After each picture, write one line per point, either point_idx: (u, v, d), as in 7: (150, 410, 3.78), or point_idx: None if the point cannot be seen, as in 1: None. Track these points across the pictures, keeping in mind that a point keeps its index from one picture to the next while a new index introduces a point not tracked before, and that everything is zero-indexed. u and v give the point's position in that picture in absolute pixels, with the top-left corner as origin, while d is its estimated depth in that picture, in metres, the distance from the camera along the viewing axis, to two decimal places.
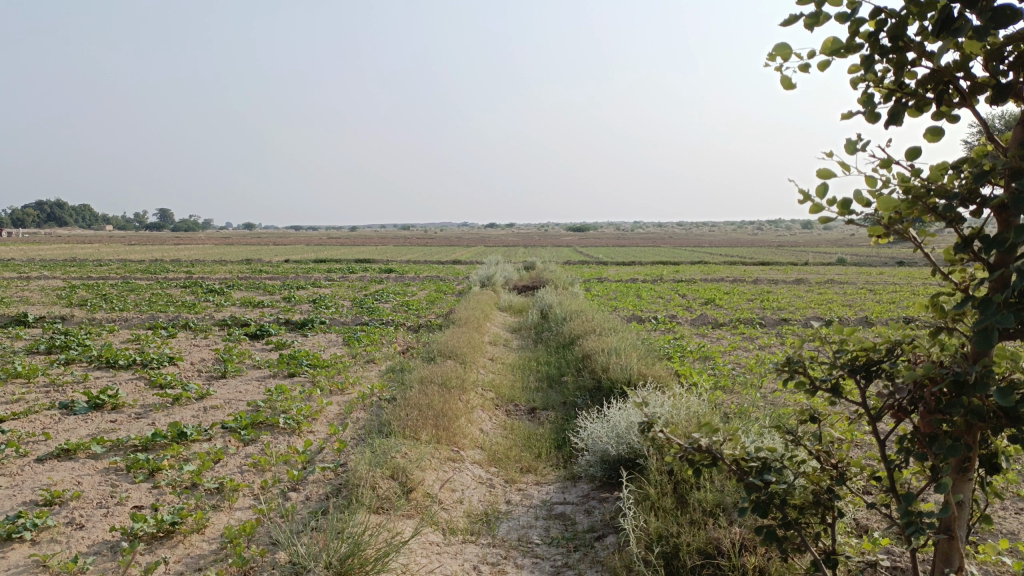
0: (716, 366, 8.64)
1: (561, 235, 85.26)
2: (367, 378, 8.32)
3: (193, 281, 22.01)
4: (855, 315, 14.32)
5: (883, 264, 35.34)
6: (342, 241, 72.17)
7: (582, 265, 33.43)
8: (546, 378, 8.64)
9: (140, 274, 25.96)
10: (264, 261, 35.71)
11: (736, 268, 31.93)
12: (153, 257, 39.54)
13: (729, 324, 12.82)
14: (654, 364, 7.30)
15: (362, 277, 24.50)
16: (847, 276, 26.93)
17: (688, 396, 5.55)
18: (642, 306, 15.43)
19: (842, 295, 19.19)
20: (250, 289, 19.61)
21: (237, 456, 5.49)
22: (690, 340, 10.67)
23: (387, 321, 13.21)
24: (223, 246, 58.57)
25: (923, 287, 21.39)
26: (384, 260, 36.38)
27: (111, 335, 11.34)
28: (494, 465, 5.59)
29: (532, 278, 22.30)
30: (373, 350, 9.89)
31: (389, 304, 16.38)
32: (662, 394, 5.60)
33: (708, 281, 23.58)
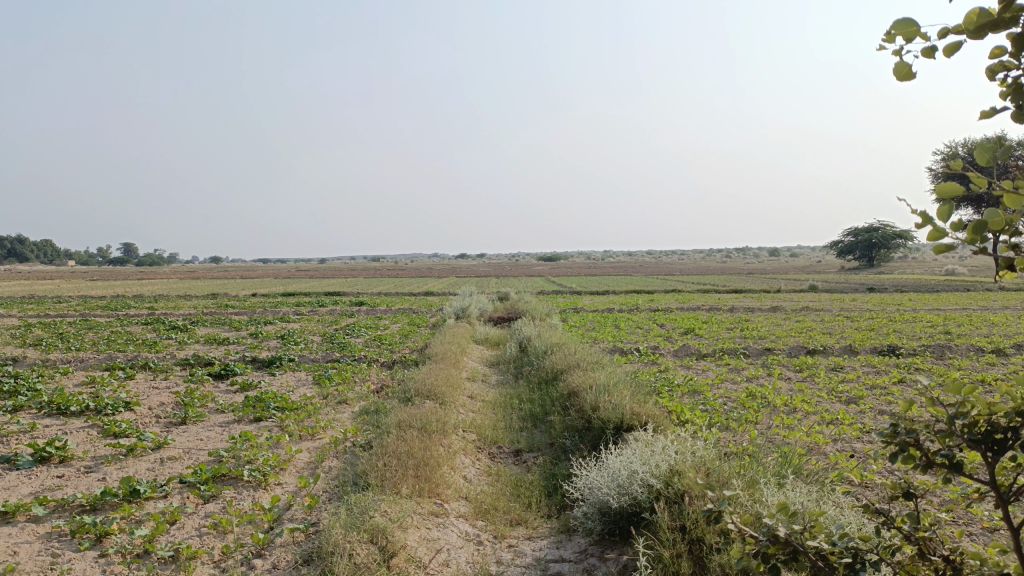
0: (706, 403, 8.29)
1: (533, 265, 85.12)
2: (339, 420, 7.81)
3: (156, 318, 21.23)
4: (838, 343, 14.11)
5: (853, 291, 35.61)
6: (312, 274, 71.19)
7: (556, 295, 33.14)
8: (530, 417, 8.19)
9: (100, 311, 25.04)
10: (232, 295, 34.87)
11: (710, 296, 31.87)
12: (116, 293, 38.42)
13: (712, 355, 12.51)
14: (645, 402, 6.91)
15: (333, 311, 23.88)
16: (821, 303, 26.96)
17: (690, 440, 5.14)
18: (622, 337, 15.07)
19: (820, 323, 19.05)
20: (215, 325, 18.92)
21: (196, 516, 4.96)
22: (676, 373, 10.33)
23: (360, 357, 12.67)
24: (189, 281, 57.37)
25: (899, 313, 21.36)
26: (355, 293, 35.74)
27: (65, 378, 10.66)
28: (481, 519, 5.12)
29: (507, 309, 21.86)
30: (345, 390, 9.38)
31: (361, 339, 15.84)
32: (661, 438, 5.20)
33: (684, 310, 23.36)
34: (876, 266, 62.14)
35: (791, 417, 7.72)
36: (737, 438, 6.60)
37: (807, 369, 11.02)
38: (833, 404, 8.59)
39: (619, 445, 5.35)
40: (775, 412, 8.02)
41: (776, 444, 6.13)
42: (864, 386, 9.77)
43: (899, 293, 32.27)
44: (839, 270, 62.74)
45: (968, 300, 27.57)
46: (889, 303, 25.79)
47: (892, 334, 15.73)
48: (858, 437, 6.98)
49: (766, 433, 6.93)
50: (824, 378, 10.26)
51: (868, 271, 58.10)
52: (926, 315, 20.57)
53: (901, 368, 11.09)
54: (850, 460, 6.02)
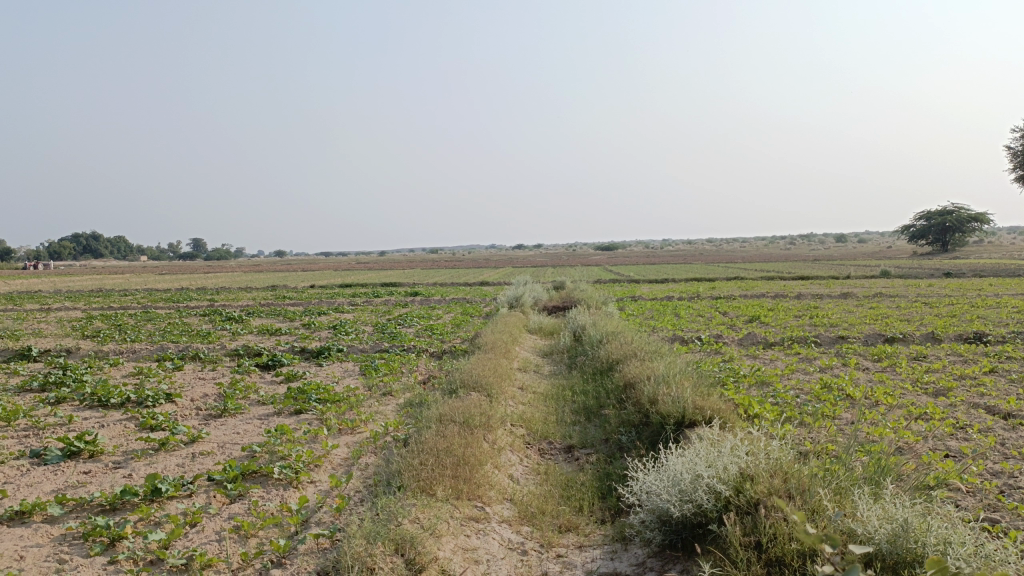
0: (777, 396, 7.62)
1: (592, 253, 84.03)
2: (382, 413, 7.42)
3: (213, 309, 21.35)
4: (918, 330, 13.16)
5: (928, 276, 33.89)
6: (369, 265, 71.75)
7: (614, 283, 32.37)
8: (583, 410, 7.67)
9: (162, 303, 25.43)
10: (291, 287, 35.15)
11: (774, 283, 30.77)
12: (182, 285, 39.32)
13: (780, 343, 11.75)
14: (710, 395, 6.31)
15: (387, 301, 23.68)
16: (895, 288, 25.64)
17: (763, 438, 4.54)
18: (682, 325, 14.37)
19: (895, 309, 17.92)
20: (270, 316, 18.88)
21: (218, 518, 4.60)
22: (741, 363, 9.66)
23: (409, 347, 12.32)
24: (252, 274, 58.43)
25: (981, 299, 20.02)
26: (411, 283, 35.75)
27: (114, 369, 10.58)
28: (527, 524, 4.61)
29: (563, 298, 21.31)
30: (391, 381, 8.99)
31: (412, 328, 15.54)
32: (730, 436, 4.61)
33: (747, 298, 22.45)
34: (951, 250, 59.41)
35: (873, 411, 7.01)
36: (813, 435, 5.97)
37: (885, 359, 10.19)
38: (918, 397, 7.83)
39: (681, 444, 4.78)
40: (854, 406, 7.32)
41: (859, 443, 5.48)
42: (952, 377, 8.94)
43: (979, 278, 30.45)
44: (910, 254, 60.16)
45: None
46: (969, 288, 24.32)
47: (977, 321, 14.65)
48: (951, 434, 6.25)
49: (846, 430, 6.27)
50: (905, 368, 9.46)
51: (942, 256, 55.51)
52: (1011, 300, 19.22)
53: (990, 357, 10.17)
54: (945, 460, 5.34)
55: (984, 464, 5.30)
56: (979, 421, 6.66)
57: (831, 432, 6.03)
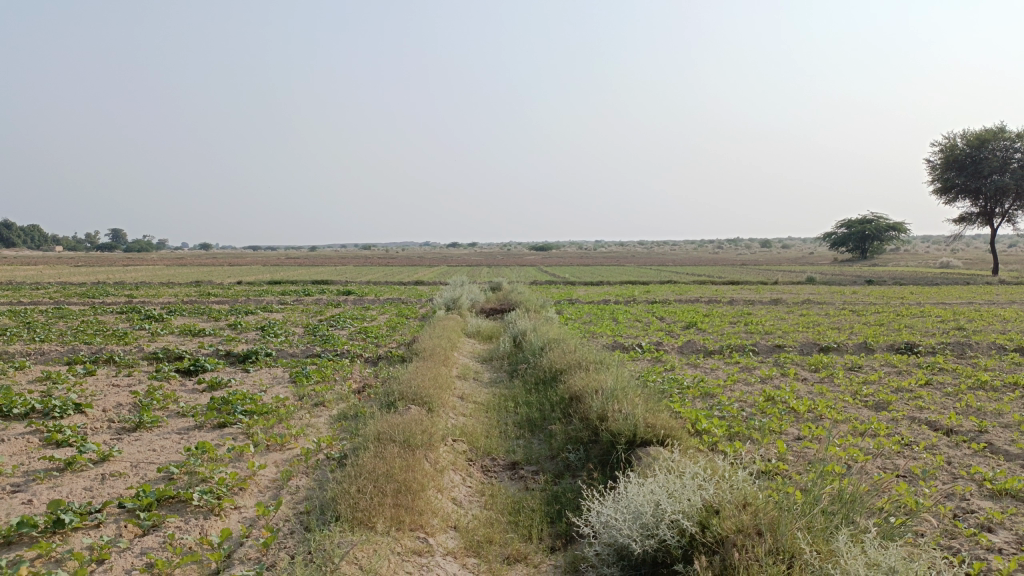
0: (723, 409, 7.49)
1: (526, 254, 84.07)
2: (314, 427, 6.97)
3: (132, 307, 20.25)
4: (851, 339, 13.35)
5: (851, 283, 34.95)
6: (298, 261, 70.04)
7: (550, 285, 32.25)
8: (526, 423, 7.38)
9: (77, 299, 24.03)
10: (217, 283, 33.84)
11: (707, 288, 31.08)
12: (99, 279, 37.51)
13: (720, 352, 11.72)
14: (661, 412, 6.11)
15: (319, 300, 22.92)
16: (822, 295, 26.17)
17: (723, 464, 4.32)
18: (622, 331, 14.22)
19: (826, 317, 18.24)
20: (193, 315, 17.97)
21: (129, 554, 4.11)
22: (684, 373, 9.54)
23: (342, 351, 11.81)
24: (177, 268, 56.25)
25: (905, 308, 20.59)
26: (343, 281, 34.91)
27: (18, 374, 9.75)
28: (472, 555, 4.29)
29: (500, 300, 20.98)
30: (324, 390, 8.51)
31: (346, 331, 14.99)
32: (688, 462, 4.38)
33: (682, 302, 22.58)
34: (871, 257, 61.59)
35: (818, 426, 6.95)
36: (763, 453, 5.84)
37: (824, 369, 10.22)
38: (860, 410, 7.82)
39: (637, 469, 4.54)
40: (799, 420, 7.24)
41: (812, 465, 5.36)
42: (889, 389, 9.00)
43: (900, 286, 31.47)
44: (833, 261, 62.17)
45: (973, 294, 26.81)
46: (891, 297, 25.04)
47: (905, 330, 14.97)
48: (897, 451, 6.21)
49: (795, 447, 6.17)
50: (844, 378, 9.49)
51: (863, 263, 57.49)
52: (934, 309, 19.82)
53: (923, 369, 10.31)
54: (898, 484, 5.25)
55: (936, 485, 5.23)
56: (922, 438, 6.65)
57: (781, 450, 5.90)
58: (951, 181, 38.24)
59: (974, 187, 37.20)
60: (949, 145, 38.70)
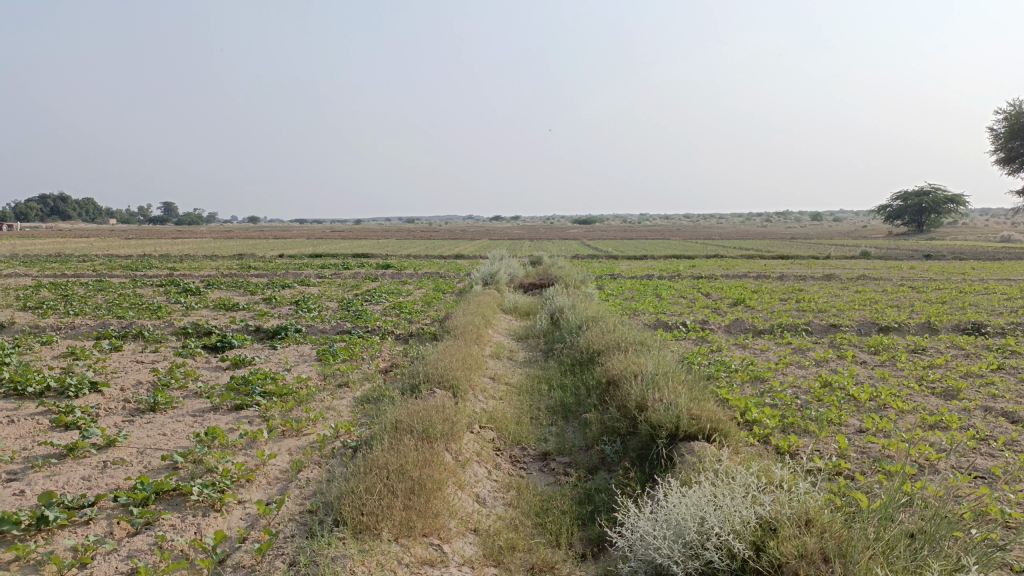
0: (776, 396, 6.88)
1: (569, 228, 83.22)
2: (334, 410, 6.57)
3: (171, 279, 20.20)
4: (912, 318, 12.51)
5: (907, 258, 33.57)
6: (341, 234, 70.31)
7: (592, 259, 31.57)
8: (560, 408, 6.89)
9: (120, 272, 24.15)
10: (258, 256, 33.87)
11: (755, 263, 30.10)
12: (145, 252, 37.96)
13: (770, 331, 11.04)
14: (706, 400, 5.56)
15: (357, 274, 22.65)
16: (878, 271, 25.02)
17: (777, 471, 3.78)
18: (665, 308, 13.58)
19: (883, 293, 17.31)
20: (230, 289, 17.81)
21: (114, 558, 3.73)
22: (732, 354, 8.92)
23: (373, 327, 11.43)
24: (224, 241, 56.86)
25: (967, 284, 19.45)
26: (384, 254, 34.79)
27: (45, 349, 9.56)
28: (492, 564, 3.81)
29: (540, 274, 20.44)
30: (350, 369, 8.12)
31: (380, 306, 14.61)
32: (737, 468, 3.84)
33: (729, 277, 21.75)
34: (927, 231, 59.27)
35: (882, 417, 6.31)
36: (822, 452, 5.25)
37: (884, 351, 9.48)
38: (928, 399, 7.12)
39: (679, 476, 4.01)
40: (860, 410, 6.60)
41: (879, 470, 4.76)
42: (957, 374, 8.27)
43: (960, 261, 30.05)
44: (887, 234, 60.11)
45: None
46: (951, 272, 23.80)
47: (969, 309, 14.04)
48: (974, 449, 5.55)
49: (858, 445, 5.55)
50: (908, 363, 8.76)
51: (918, 237, 55.47)
52: (999, 286, 18.70)
53: (994, 351, 9.51)
54: (978, 488, 4.63)
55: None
56: (1002, 433, 5.96)
57: (843, 448, 5.31)
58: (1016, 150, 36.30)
59: None
60: (1015, 112, 36.74)
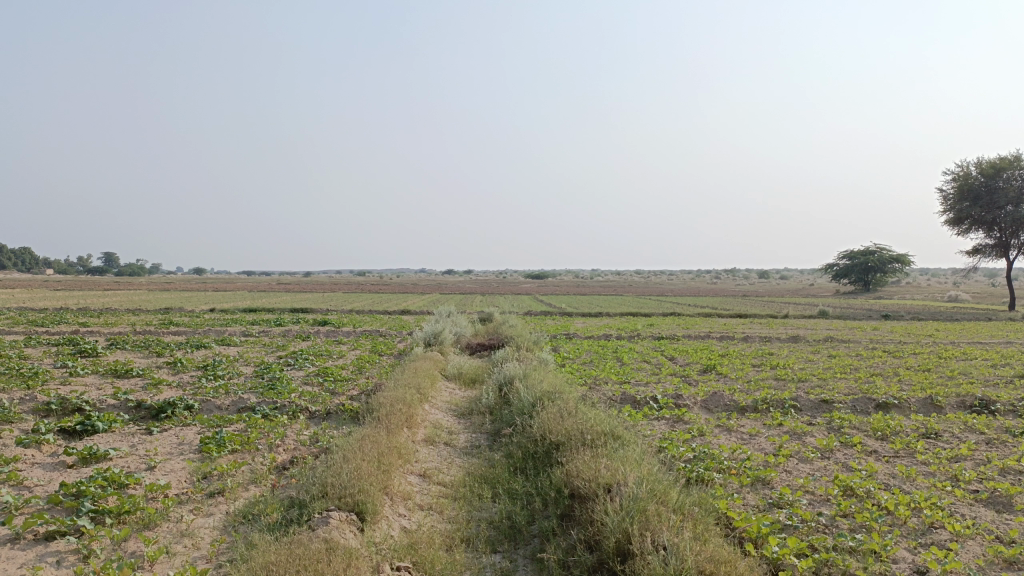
0: (792, 512, 5.18)
1: (520, 283, 81.99)
2: (187, 544, 4.66)
3: (72, 337, 17.81)
4: (908, 391, 11.05)
5: (865, 317, 32.75)
6: (283, 286, 67.70)
7: (546, 317, 29.92)
8: (507, 530, 5.11)
9: (20, 328, 21.56)
10: (186, 311, 31.38)
11: (714, 322, 28.90)
12: (62, 305, 35.04)
13: (753, 409, 9.46)
14: (716, 537, 3.87)
15: (288, 333, 20.56)
16: (842, 331, 23.94)
17: None
18: (629, 377, 11.92)
19: (860, 358, 15.99)
20: (135, 350, 15.60)
21: None
22: (720, 443, 7.25)
23: (284, 402, 9.47)
24: (158, 293, 53.80)
25: (941, 348, 18.24)
26: (324, 309, 32.62)
27: None
28: None
29: (489, 334, 18.67)
30: (234, 468, 6.20)
31: (303, 372, 12.65)
32: None
33: (692, 339, 20.31)
34: (875, 290, 59.43)
35: (943, 548, 4.67)
36: None
37: (894, 438, 7.91)
38: (980, 513, 5.48)
39: None
40: (905, 536, 4.93)
41: None
42: (993, 469, 6.74)
43: (921, 322, 29.15)
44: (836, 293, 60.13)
45: (1002, 331, 24.65)
46: (918, 334, 22.67)
47: (961, 379, 12.67)
48: None
49: None
50: (929, 454, 7.17)
51: (868, 296, 55.68)
52: (977, 351, 17.57)
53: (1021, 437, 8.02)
54: None
55: None
56: None
57: None
58: (966, 211, 36.06)
59: (989, 219, 35.15)
60: (962, 175, 36.75)
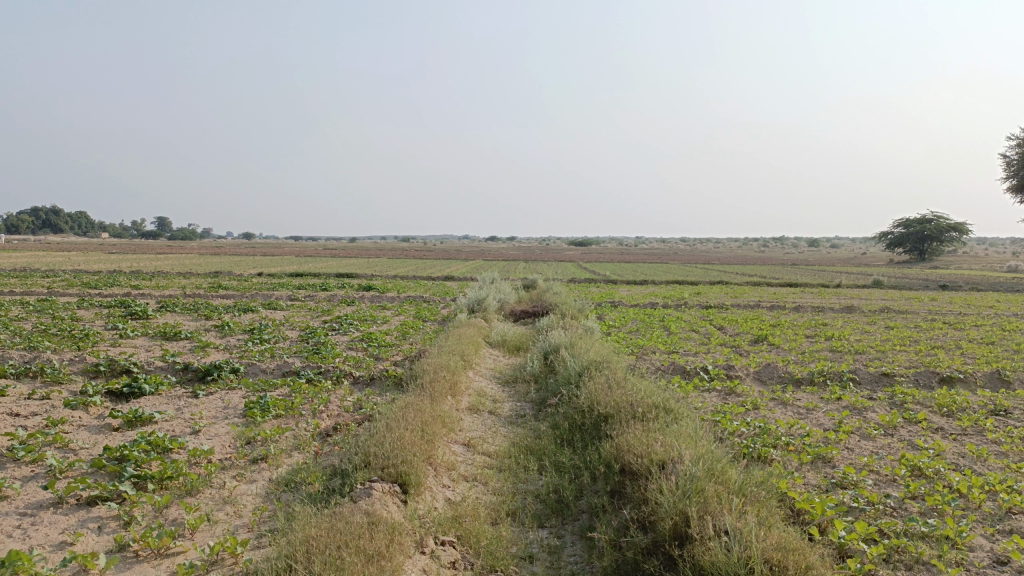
0: (857, 493, 4.89)
1: (564, 250, 81.49)
2: (228, 512, 4.57)
3: (123, 300, 18.09)
4: (974, 365, 10.55)
5: (920, 288, 31.72)
6: (329, 251, 68.40)
7: (590, 284, 29.58)
8: (554, 505, 4.92)
9: (75, 290, 22.02)
10: (234, 275, 31.79)
11: (763, 290, 28.26)
12: (116, 268, 35.82)
13: (809, 381, 9.11)
14: (781, 523, 3.63)
15: (332, 297, 20.65)
16: (897, 301, 23.16)
17: None
18: (678, 347, 11.62)
19: (919, 330, 15.39)
20: (183, 312, 15.77)
21: None
22: (776, 418, 6.95)
23: (329, 367, 9.41)
24: (208, 257, 54.74)
25: (1004, 320, 17.49)
26: (368, 274, 32.75)
27: None
28: None
29: (533, 301, 18.46)
30: (277, 434, 6.11)
31: (347, 337, 12.61)
32: None
33: (741, 308, 19.82)
34: (931, 260, 57.58)
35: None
36: None
37: (961, 415, 7.51)
38: None
39: None
40: (980, 522, 4.62)
41: None
42: None
43: (981, 293, 28.10)
44: (889, 262, 58.45)
45: None
46: (979, 305, 21.79)
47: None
48: None
49: None
50: (1001, 433, 6.77)
51: (923, 265, 54.01)
52: None
53: None
54: None
55: None
56: None
57: None
58: None
59: None
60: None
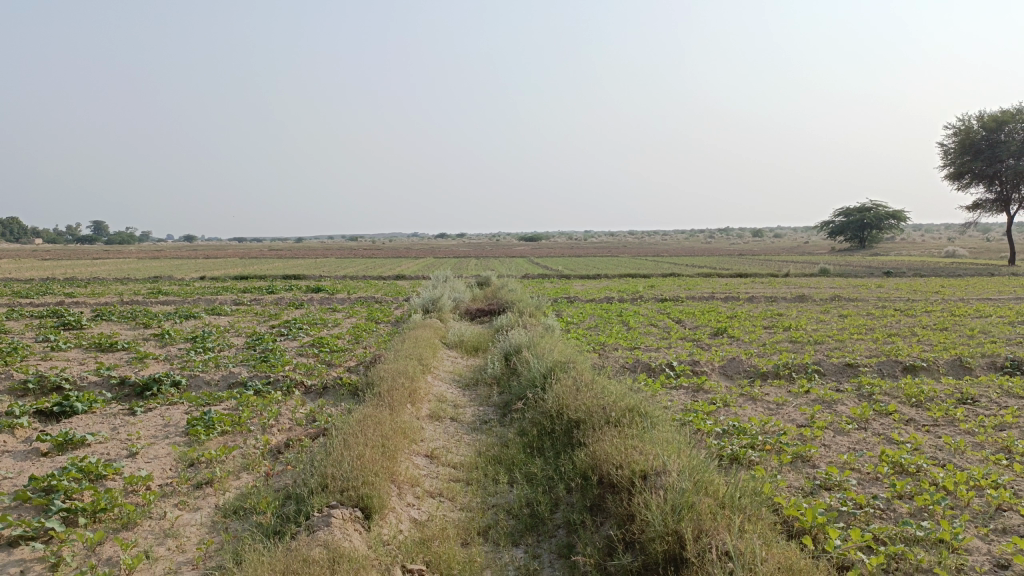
0: (844, 496, 4.67)
1: (515, 246, 81.29)
2: (170, 547, 4.11)
3: (56, 309, 17.16)
4: (933, 352, 10.55)
5: (866, 275, 32.25)
6: (276, 252, 66.96)
7: (544, 280, 29.31)
8: (529, 522, 4.57)
9: (5, 300, 20.89)
10: (176, 279, 30.67)
11: (716, 281, 28.36)
12: (50, 275, 34.29)
13: (775, 375, 8.96)
14: (781, 540, 3.36)
15: (280, 300, 19.96)
16: (848, 289, 23.39)
17: None
18: (639, 342, 11.40)
19: (873, 317, 15.47)
20: (121, 321, 14.99)
21: None
22: (749, 416, 6.73)
23: (278, 376, 8.92)
24: (149, 262, 53.01)
25: (953, 306, 17.75)
26: (317, 276, 31.94)
27: None
28: None
29: (488, 299, 18.08)
30: (223, 453, 5.64)
31: (297, 342, 12.08)
32: None
33: (697, 300, 19.76)
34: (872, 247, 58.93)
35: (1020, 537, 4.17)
36: None
37: (930, 404, 7.42)
38: None
39: None
40: (972, 521, 4.43)
41: None
42: None
43: (925, 279, 28.68)
44: (833, 250, 59.68)
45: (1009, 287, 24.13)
46: (926, 292, 22.10)
47: (983, 338, 12.18)
48: None
49: None
50: (973, 422, 6.66)
51: (865, 253, 55.23)
52: (991, 308, 17.06)
53: None
54: None
55: None
56: None
57: None
58: (968, 166, 35.28)
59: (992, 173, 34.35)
60: (964, 128, 35.89)
